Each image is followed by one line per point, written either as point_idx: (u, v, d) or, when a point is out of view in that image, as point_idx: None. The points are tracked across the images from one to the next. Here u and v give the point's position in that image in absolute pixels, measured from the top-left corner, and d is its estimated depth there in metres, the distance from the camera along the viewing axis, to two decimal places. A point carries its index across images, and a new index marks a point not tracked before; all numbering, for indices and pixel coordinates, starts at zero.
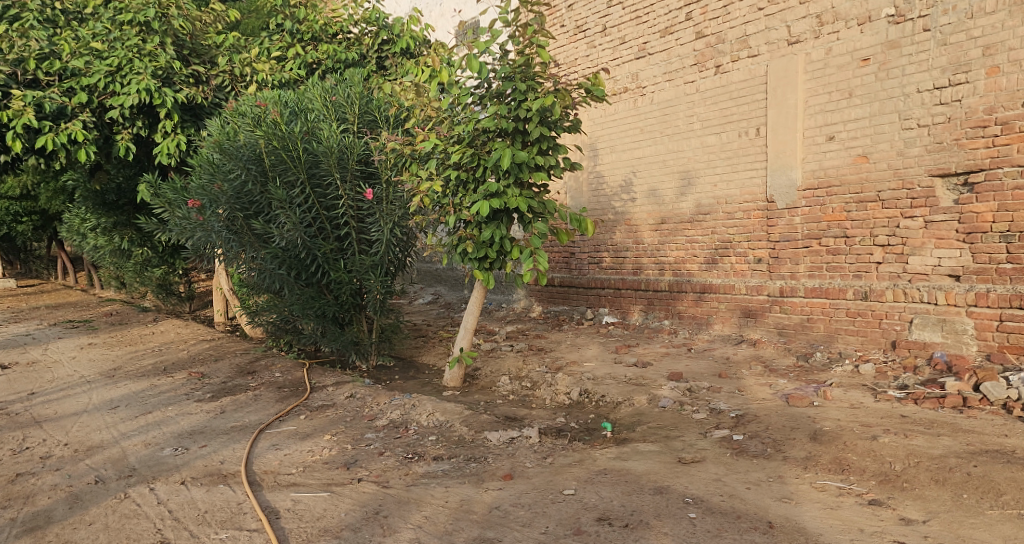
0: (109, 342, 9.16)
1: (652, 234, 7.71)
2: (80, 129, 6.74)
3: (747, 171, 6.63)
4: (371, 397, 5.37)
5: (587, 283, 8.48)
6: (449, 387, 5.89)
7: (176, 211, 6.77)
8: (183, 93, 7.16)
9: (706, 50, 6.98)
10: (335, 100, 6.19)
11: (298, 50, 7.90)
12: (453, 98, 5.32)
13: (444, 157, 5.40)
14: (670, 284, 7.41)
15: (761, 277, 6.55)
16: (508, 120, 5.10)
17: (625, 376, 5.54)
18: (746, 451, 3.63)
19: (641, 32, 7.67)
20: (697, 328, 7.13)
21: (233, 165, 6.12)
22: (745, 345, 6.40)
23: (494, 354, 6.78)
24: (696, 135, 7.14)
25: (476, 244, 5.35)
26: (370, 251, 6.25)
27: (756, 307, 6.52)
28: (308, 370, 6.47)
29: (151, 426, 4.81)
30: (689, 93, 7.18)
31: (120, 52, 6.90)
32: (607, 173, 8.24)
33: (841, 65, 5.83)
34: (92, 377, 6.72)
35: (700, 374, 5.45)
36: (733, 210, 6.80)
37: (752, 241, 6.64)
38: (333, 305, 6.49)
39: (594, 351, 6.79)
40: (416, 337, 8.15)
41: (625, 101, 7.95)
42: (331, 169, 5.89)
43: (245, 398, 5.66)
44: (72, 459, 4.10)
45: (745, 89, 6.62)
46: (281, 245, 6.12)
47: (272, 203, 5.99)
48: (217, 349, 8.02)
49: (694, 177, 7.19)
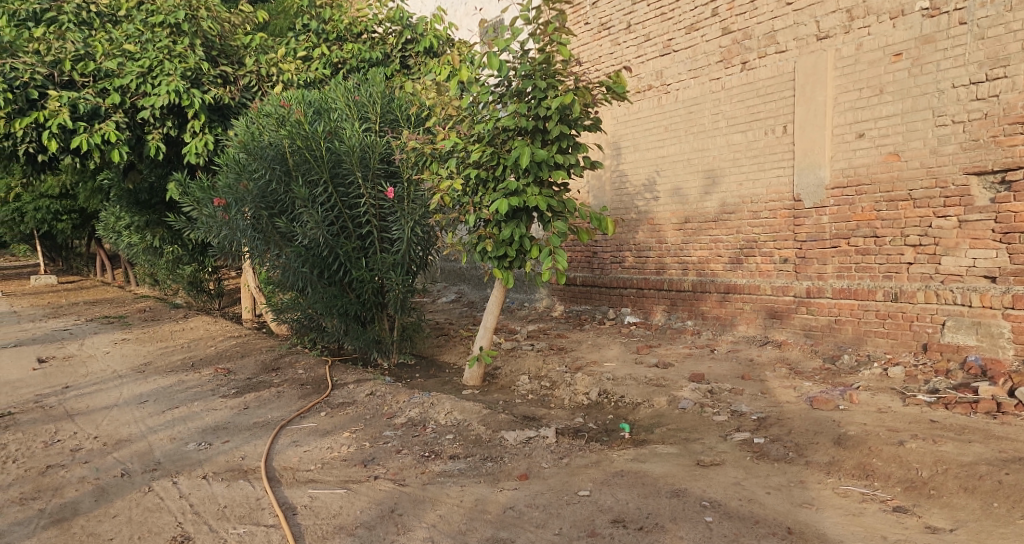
0: (141, 338, 9.37)
1: (676, 233, 7.62)
2: (113, 130, 6.89)
3: (773, 170, 6.51)
4: (391, 395, 5.40)
5: (609, 282, 8.41)
6: (469, 386, 5.89)
7: (203, 209, 6.88)
8: (211, 94, 7.27)
9: (732, 46, 6.87)
10: (358, 100, 6.25)
11: (323, 50, 7.97)
12: (473, 97, 5.32)
13: (464, 156, 5.41)
14: (694, 284, 7.31)
15: (788, 278, 6.43)
16: (528, 118, 5.09)
17: (646, 377, 5.48)
18: (768, 455, 3.55)
19: (666, 29, 7.58)
20: (720, 329, 7.02)
21: (258, 165, 6.21)
22: (770, 347, 6.28)
23: (515, 354, 6.76)
24: (721, 133, 7.03)
25: (495, 243, 5.35)
26: (391, 250, 6.29)
27: (782, 308, 6.40)
28: (330, 368, 6.53)
29: (177, 421, 4.90)
30: (715, 90, 7.07)
31: (151, 53, 7.03)
32: (630, 172, 8.16)
33: (872, 61, 5.68)
34: (124, 372, 6.88)
35: (722, 376, 5.37)
36: (759, 209, 6.68)
37: (778, 241, 6.52)
38: (356, 304, 6.55)
39: (615, 351, 6.73)
40: (438, 335, 8.18)
41: (650, 99, 7.86)
42: (353, 168, 5.94)
43: (268, 394, 5.74)
44: (100, 453, 4.19)
45: (772, 86, 6.49)
46: (304, 243, 6.19)
47: (296, 202, 6.07)
48: (244, 346, 8.15)
49: (719, 175, 7.09)
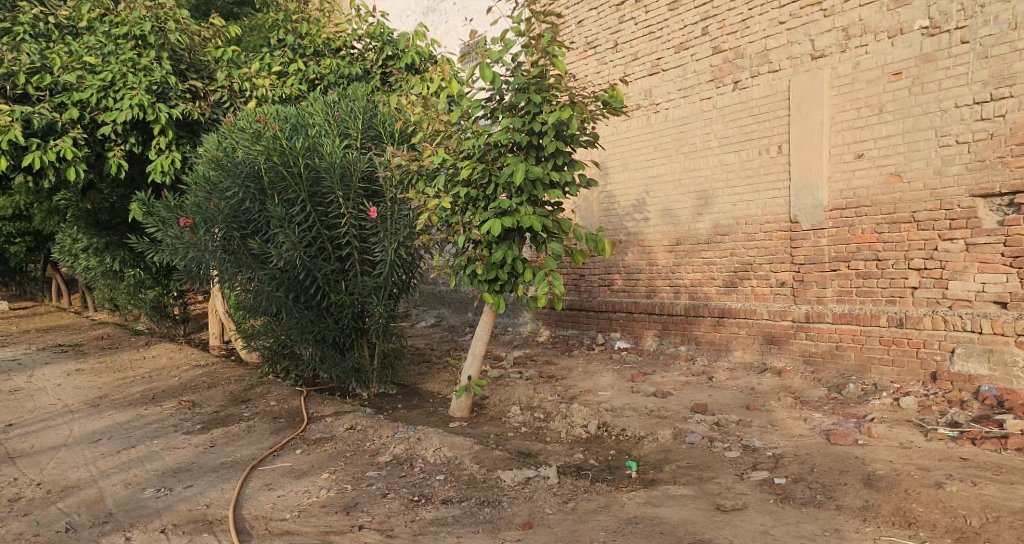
0: (98, 368, 8.78)
1: (667, 255, 7.40)
2: (70, 147, 6.43)
3: (768, 191, 6.34)
4: (373, 429, 5.00)
5: (597, 306, 8.13)
6: (456, 418, 5.51)
7: (168, 230, 6.43)
8: (178, 109, 6.85)
9: (724, 65, 6.71)
10: (338, 115, 5.92)
11: (300, 65, 7.63)
12: (463, 111, 5.03)
13: (452, 173, 5.10)
14: (686, 308, 7.07)
15: (785, 301, 6.22)
16: (522, 133, 4.82)
17: (646, 408, 5.18)
18: (794, 497, 3.26)
19: (655, 48, 7.42)
20: (715, 355, 6.78)
21: (229, 183, 5.78)
22: (770, 374, 6.04)
23: (504, 382, 6.41)
24: (714, 153, 6.84)
25: (486, 265, 5.02)
26: (373, 272, 5.92)
27: (780, 333, 6.19)
28: (305, 399, 6.10)
29: (134, 463, 4.44)
30: (706, 110, 6.90)
31: (113, 66, 6.58)
32: (619, 193, 7.94)
33: (870, 80, 5.55)
34: (77, 407, 6.35)
35: (726, 406, 5.10)
36: (754, 231, 6.48)
37: (774, 264, 6.32)
38: (334, 330, 6.15)
39: (609, 380, 6.42)
40: (420, 362, 7.78)
41: (639, 119, 7.67)
42: (334, 186, 5.59)
43: (238, 430, 5.29)
44: (43, 503, 3.72)
45: (766, 106, 6.33)
46: (279, 266, 5.79)
47: (271, 222, 5.68)
48: (211, 375, 7.64)
49: (711, 197, 6.89)
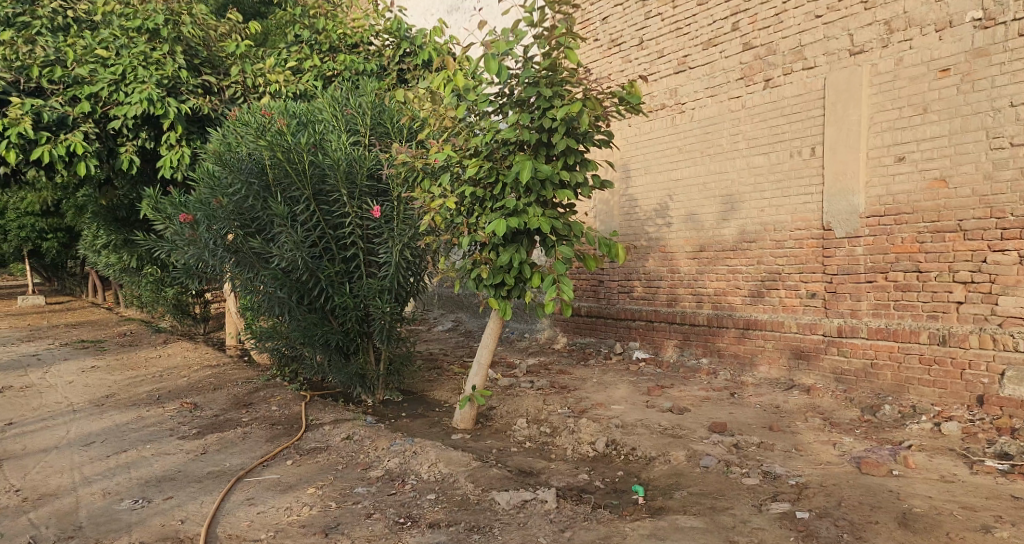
0: (112, 366, 8.74)
1: (690, 262, 7.04)
2: (80, 141, 6.35)
3: (798, 195, 5.95)
4: (369, 440, 4.76)
5: (616, 314, 7.79)
6: (459, 429, 5.24)
7: (174, 227, 6.28)
8: (188, 104, 6.74)
9: (754, 62, 6.33)
10: (346, 111, 5.73)
11: (315, 62, 7.48)
12: (470, 106, 4.76)
13: (459, 172, 4.87)
14: (709, 319, 6.71)
15: (816, 314, 5.82)
16: (531, 130, 4.56)
17: (660, 425, 4.85)
18: (818, 536, 2.90)
19: (682, 45, 7.06)
20: (739, 369, 6.40)
21: (233, 180, 5.62)
22: (798, 392, 5.64)
23: (513, 392, 6.13)
24: (741, 155, 6.46)
25: (491, 269, 4.76)
26: (378, 274, 5.70)
27: (810, 347, 5.79)
28: (307, 405, 5.90)
29: (119, 470, 4.27)
30: (734, 110, 6.52)
31: (124, 59, 6.52)
32: (640, 196, 7.59)
33: (914, 77, 5.13)
34: (80, 406, 6.25)
35: (746, 426, 4.73)
36: (783, 238, 6.09)
37: (804, 273, 5.92)
38: (338, 334, 5.93)
39: (623, 392, 6.09)
40: (430, 368, 7.54)
41: (663, 119, 7.32)
42: (339, 184, 5.39)
43: (233, 436, 5.10)
44: (16, 512, 3.56)
45: (798, 105, 5.94)
46: (281, 266, 5.59)
47: (273, 220, 5.49)
48: (219, 377, 7.50)
49: (738, 201, 6.51)
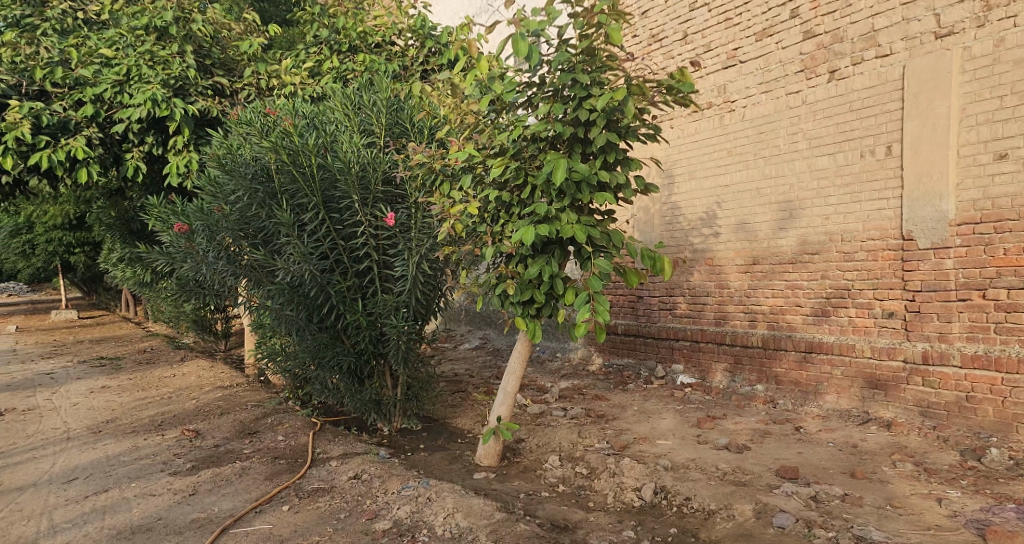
0: (123, 386, 8.30)
1: (741, 277, 6.32)
2: (82, 146, 5.92)
3: (871, 200, 5.22)
4: (379, 481, 4.16)
5: (657, 333, 7.09)
6: (483, 466, 4.60)
7: (176, 238, 5.78)
8: (197, 105, 6.24)
9: (818, 52, 5.60)
10: (359, 110, 5.20)
11: (335, 63, 7.00)
12: (495, 97, 4.16)
13: (483, 173, 4.27)
14: (765, 340, 5.98)
15: (894, 337, 5.08)
16: (565, 124, 3.95)
17: (718, 467, 4.15)
18: None
19: (732, 37, 6.37)
20: (801, 399, 5.64)
21: (235, 185, 5.09)
22: (876, 428, 4.87)
23: (545, 422, 5.47)
24: (802, 156, 5.74)
25: (519, 285, 4.13)
26: (394, 290, 5.13)
27: (887, 376, 5.05)
28: (316, 434, 5.33)
29: (93, 515, 3.74)
30: (792, 106, 5.81)
31: (129, 58, 6.09)
32: (685, 204, 6.90)
33: (1018, 60, 4.38)
34: (76, 433, 5.79)
35: (821, 471, 4.02)
36: (852, 249, 5.36)
37: (879, 290, 5.18)
38: (350, 356, 5.36)
39: (669, 424, 5.38)
40: (454, 391, 6.92)
41: (709, 119, 6.64)
42: (350, 190, 4.84)
43: (230, 471, 4.56)
44: None
45: (871, 98, 5.21)
46: (286, 280, 5.04)
47: (278, 230, 4.95)
48: (229, 399, 7.00)
49: (798, 208, 5.77)
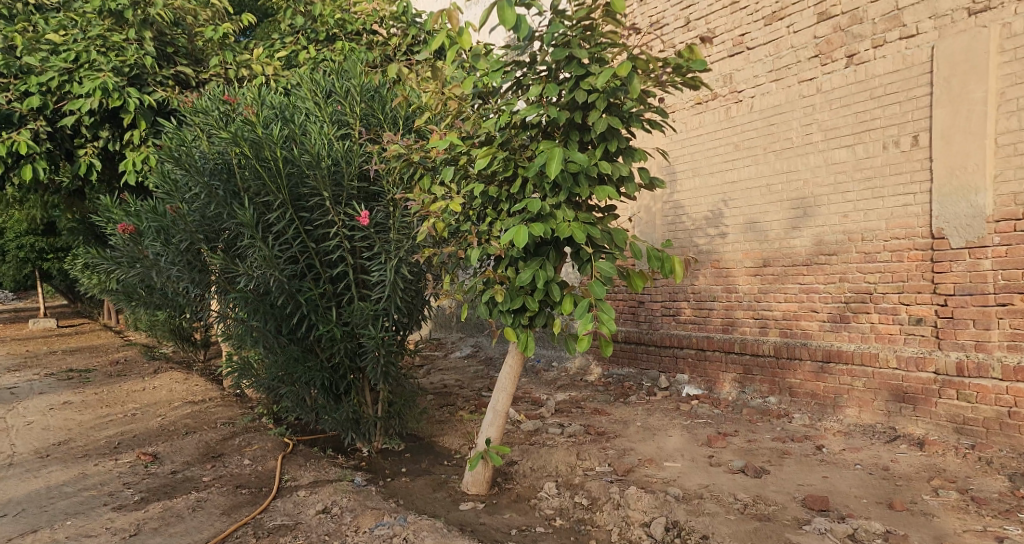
0: (87, 402, 7.74)
1: (750, 280, 5.85)
2: (27, 140, 5.42)
3: (895, 196, 4.76)
4: (351, 518, 3.67)
5: (658, 341, 6.61)
6: (470, 495, 4.08)
7: (125, 240, 5.33)
8: (154, 96, 5.75)
9: (834, 35, 5.15)
10: (331, 98, 4.70)
11: (311, 53, 6.48)
12: (479, 79, 3.66)
13: (468, 166, 3.77)
14: (777, 349, 5.51)
15: (923, 345, 4.61)
16: (560, 109, 3.45)
17: (737, 496, 3.66)
18: None
19: (738, 21, 5.90)
20: (819, 413, 5.17)
21: (193, 182, 4.59)
22: (906, 447, 4.41)
23: (540, 441, 4.97)
24: (816, 149, 5.28)
25: (509, 292, 3.62)
26: (371, 297, 4.62)
27: (916, 389, 4.58)
28: (286, 458, 4.81)
29: None
30: (806, 94, 5.35)
31: (79, 44, 5.62)
32: (688, 203, 6.43)
33: None
34: (21, 458, 5.24)
35: (853, 501, 3.56)
36: (874, 249, 4.90)
37: (905, 294, 4.71)
38: (324, 371, 4.80)
39: (677, 442, 4.89)
40: (442, 405, 6.40)
41: (715, 111, 6.17)
42: (320, 186, 4.34)
43: (184, 503, 4.04)
44: None
45: (895, 84, 4.75)
46: (250, 287, 4.54)
47: (241, 231, 4.44)
48: (197, 417, 6.45)
49: (813, 206, 5.31)
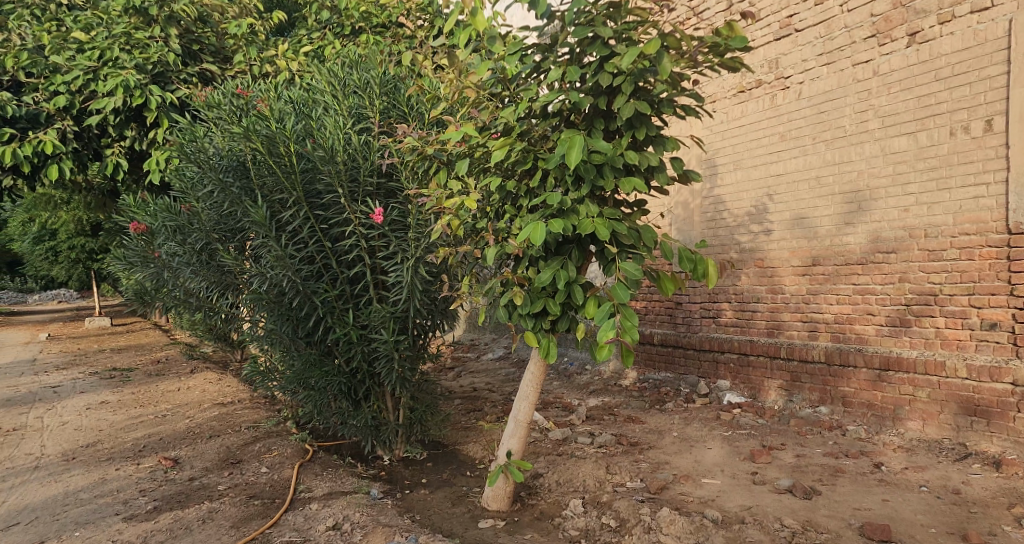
0: (122, 401, 7.78)
1: (798, 280, 5.42)
2: (53, 140, 5.42)
3: (965, 187, 4.28)
4: (362, 536, 3.44)
5: (698, 345, 6.22)
6: (490, 512, 3.80)
7: (137, 239, 5.84)
8: (176, 93, 5.68)
9: (893, 12, 4.69)
10: (349, 91, 4.49)
11: (336, 48, 6.34)
12: (496, 66, 3.39)
13: (485, 159, 3.50)
14: (828, 355, 5.06)
15: (997, 353, 4.12)
16: (583, 95, 3.15)
17: (783, 522, 3.29)
18: None
19: (785, 2, 5.47)
20: (877, 426, 4.71)
21: (207, 180, 4.46)
22: (979, 467, 3.93)
23: (569, 452, 4.66)
24: (872, 138, 4.82)
25: (527, 294, 3.32)
26: (389, 299, 4.41)
27: (991, 401, 4.09)
28: (303, 466, 4.63)
29: None
30: (861, 78, 4.89)
31: (104, 43, 5.61)
32: (730, 198, 6.02)
33: None
34: (47, 461, 5.21)
35: (919, 531, 3.15)
36: (939, 246, 4.42)
37: (976, 296, 4.23)
38: (342, 377, 4.61)
39: (717, 455, 4.51)
40: (469, 411, 6.16)
41: (759, 99, 5.74)
42: (334, 183, 4.14)
43: (195, 513, 3.89)
44: None
45: (965, 63, 4.27)
46: (264, 288, 4.38)
47: (254, 230, 4.27)
48: (223, 420, 6.37)
49: (868, 199, 4.85)
